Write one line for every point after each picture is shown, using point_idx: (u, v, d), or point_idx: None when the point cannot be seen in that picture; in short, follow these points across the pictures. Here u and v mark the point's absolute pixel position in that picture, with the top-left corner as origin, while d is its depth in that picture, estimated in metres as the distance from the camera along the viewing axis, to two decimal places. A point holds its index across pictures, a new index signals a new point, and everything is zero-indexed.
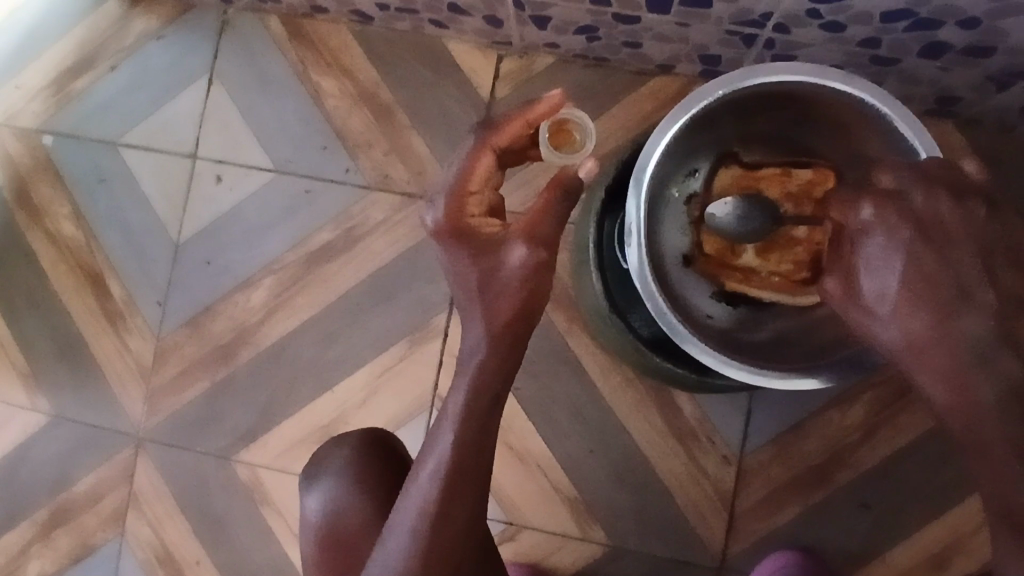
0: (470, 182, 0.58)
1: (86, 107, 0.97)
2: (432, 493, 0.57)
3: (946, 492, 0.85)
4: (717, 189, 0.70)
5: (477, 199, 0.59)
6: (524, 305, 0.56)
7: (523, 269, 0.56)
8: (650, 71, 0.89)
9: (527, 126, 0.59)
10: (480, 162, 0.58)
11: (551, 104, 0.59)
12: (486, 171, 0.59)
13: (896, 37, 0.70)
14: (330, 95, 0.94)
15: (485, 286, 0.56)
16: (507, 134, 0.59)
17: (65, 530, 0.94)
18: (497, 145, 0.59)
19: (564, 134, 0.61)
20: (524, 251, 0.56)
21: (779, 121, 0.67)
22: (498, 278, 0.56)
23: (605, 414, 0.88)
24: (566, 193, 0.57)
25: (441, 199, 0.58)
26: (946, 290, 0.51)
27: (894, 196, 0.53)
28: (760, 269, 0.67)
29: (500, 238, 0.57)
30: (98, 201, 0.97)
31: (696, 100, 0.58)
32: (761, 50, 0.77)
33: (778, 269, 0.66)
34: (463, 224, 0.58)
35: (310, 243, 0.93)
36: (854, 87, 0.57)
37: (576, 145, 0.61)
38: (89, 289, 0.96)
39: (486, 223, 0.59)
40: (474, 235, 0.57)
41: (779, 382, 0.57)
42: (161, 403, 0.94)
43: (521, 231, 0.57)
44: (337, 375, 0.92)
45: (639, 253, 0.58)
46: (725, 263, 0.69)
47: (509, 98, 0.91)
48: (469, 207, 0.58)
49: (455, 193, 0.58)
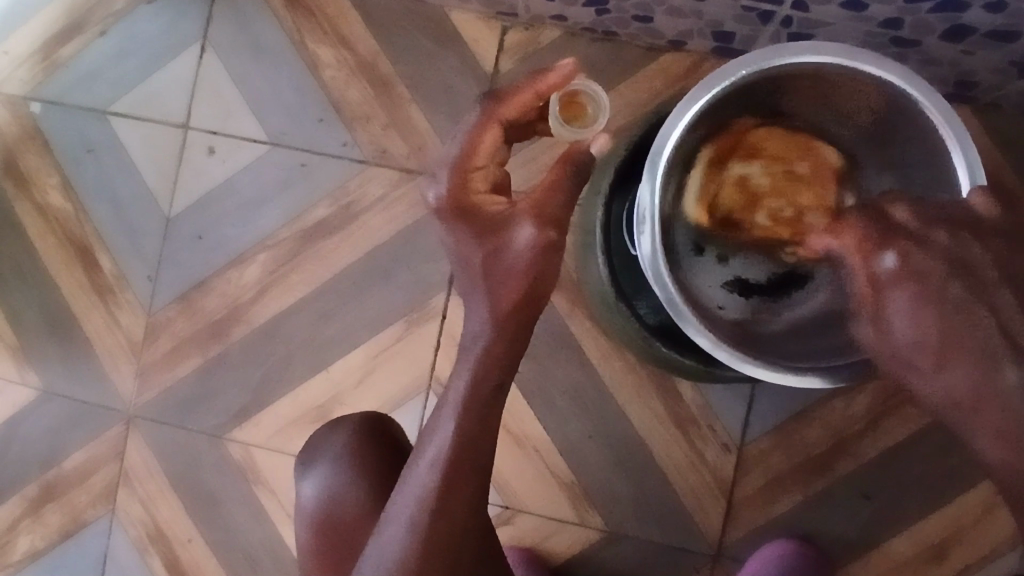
0: (475, 157, 0.55)
1: (75, 74, 0.94)
2: (431, 485, 0.55)
3: (948, 484, 0.84)
4: (814, 143, 0.67)
5: (482, 175, 0.55)
6: (531, 290, 0.53)
7: (531, 249, 0.52)
8: (661, 47, 0.85)
9: (537, 97, 0.55)
10: (485, 136, 0.55)
11: (562, 74, 0.55)
12: (492, 145, 0.55)
13: (919, 18, 0.67)
14: (327, 65, 0.90)
15: (490, 268, 0.53)
16: (515, 106, 0.55)
17: (56, 506, 0.93)
18: (504, 117, 0.55)
19: (576, 106, 0.59)
20: (531, 231, 0.52)
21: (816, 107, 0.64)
22: (504, 258, 0.53)
23: (605, 398, 0.87)
24: (576, 169, 0.54)
25: (445, 173, 0.55)
26: (978, 340, 0.49)
27: (920, 243, 0.51)
28: (725, 181, 0.65)
29: (506, 216, 0.53)
30: (87, 172, 0.94)
31: (717, 80, 0.54)
32: (778, 28, 0.74)
33: (723, 191, 0.65)
34: (466, 201, 0.54)
35: (305, 219, 0.90)
36: (884, 71, 0.54)
37: (587, 119, 0.59)
38: (78, 262, 0.93)
39: (491, 200, 0.55)
40: (480, 214, 0.54)
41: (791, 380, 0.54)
42: (153, 379, 0.92)
43: (528, 209, 0.53)
44: (333, 355, 0.90)
45: (651, 241, 0.55)
46: (728, 154, 0.65)
47: (514, 72, 0.88)
48: (475, 183, 0.55)
49: (460, 168, 0.55)
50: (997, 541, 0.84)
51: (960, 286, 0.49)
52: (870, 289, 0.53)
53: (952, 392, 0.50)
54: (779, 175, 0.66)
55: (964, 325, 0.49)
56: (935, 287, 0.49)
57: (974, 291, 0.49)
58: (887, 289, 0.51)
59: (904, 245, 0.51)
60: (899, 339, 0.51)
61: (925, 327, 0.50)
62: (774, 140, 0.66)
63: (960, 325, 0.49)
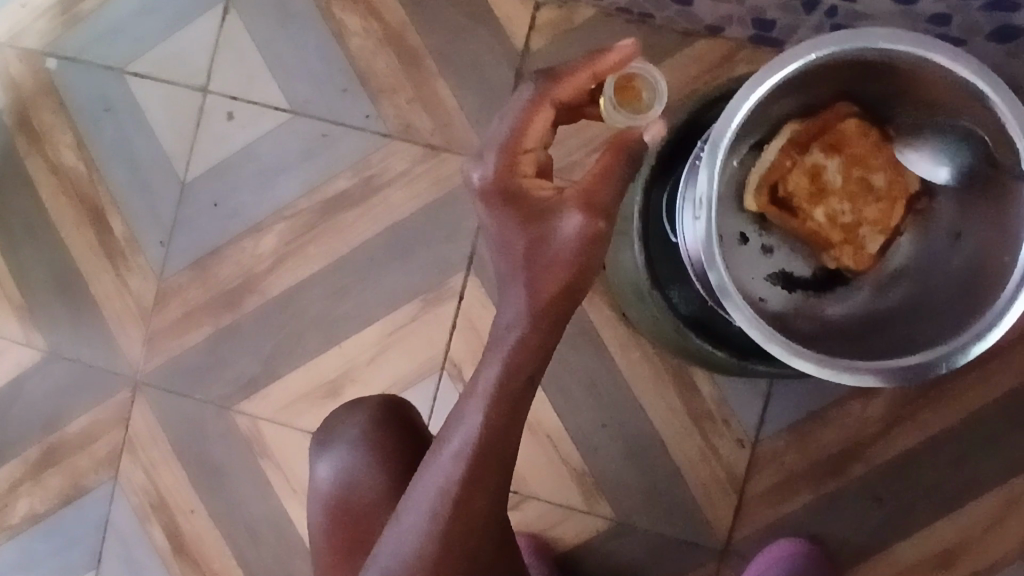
0: (525, 139, 0.52)
1: (94, 31, 0.91)
2: (454, 476, 0.54)
3: (959, 492, 0.83)
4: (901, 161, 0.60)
5: (530, 158, 0.53)
6: (573, 280, 0.51)
7: (578, 239, 0.50)
8: (697, 33, 0.83)
9: (593, 78, 0.53)
10: (538, 117, 0.52)
11: (621, 54, 0.53)
12: (543, 128, 0.53)
13: (969, 16, 0.65)
14: (354, 34, 0.88)
15: (532, 257, 0.51)
16: (571, 86, 0.53)
17: (57, 470, 0.91)
18: (557, 98, 0.53)
19: (631, 90, 0.57)
20: (580, 219, 0.50)
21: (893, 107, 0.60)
22: (547, 248, 0.51)
23: (620, 388, 0.86)
24: (629, 157, 0.52)
25: (491, 154, 0.52)
26: None
27: None
28: (801, 162, 0.60)
29: (554, 203, 0.51)
30: (103, 131, 0.91)
31: (788, 61, 0.51)
32: (822, 19, 0.72)
33: (795, 175, 0.60)
34: (512, 186, 0.52)
35: (324, 191, 0.88)
36: (959, 65, 0.50)
37: (641, 105, 0.57)
38: (90, 223, 0.91)
39: (539, 185, 0.52)
40: (527, 200, 0.52)
41: (843, 378, 0.51)
42: (161, 345, 0.90)
43: (578, 197, 0.51)
44: (345, 331, 0.88)
45: (707, 227, 0.52)
46: (814, 138, 0.60)
47: (545, 51, 0.85)
48: (522, 167, 0.52)
49: (508, 149, 0.52)
50: (1004, 551, 0.83)
51: None
52: None
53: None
54: (854, 178, 0.60)
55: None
56: None
57: None
58: None
59: None
60: None
61: None
62: (868, 141, 0.60)
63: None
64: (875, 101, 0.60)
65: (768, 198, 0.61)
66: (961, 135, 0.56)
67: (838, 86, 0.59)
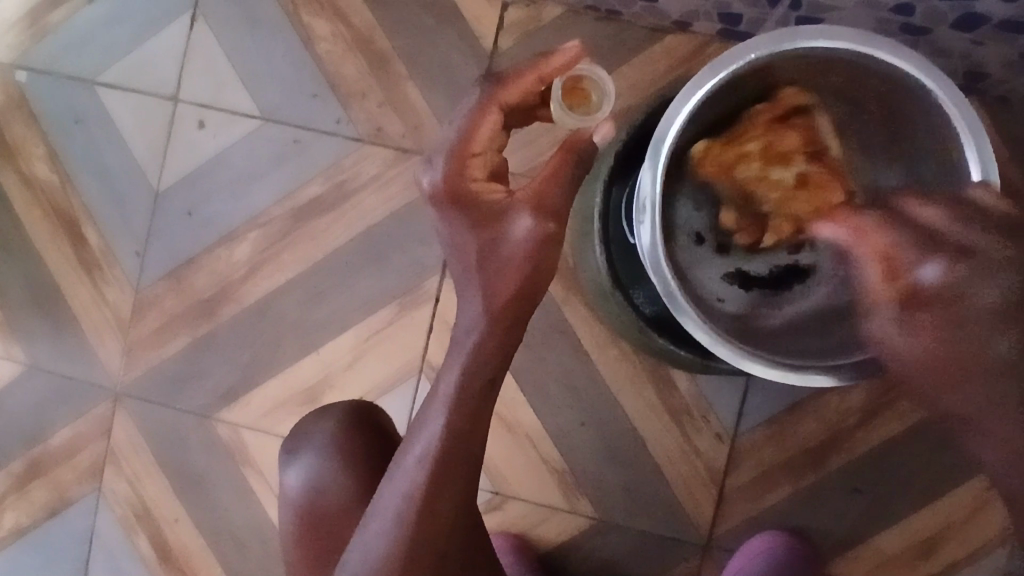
0: (474, 142, 0.52)
1: (62, 43, 0.91)
2: (419, 481, 0.54)
3: (938, 481, 0.83)
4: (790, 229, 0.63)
5: (480, 162, 0.52)
6: (527, 282, 0.50)
7: (529, 241, 0.50)
8: (665, 28, 0.83)
9: (540, 81, 0.53)
10: (485, 119, 0.52)
11: (568, 57, 0.53)
12: (491, 130, 0.52)
13: (930, 5, 0.64)
14: (321, 39, 0.88)
15: (484, 261, 0.51)
16: (518, 90, 0.52)
17: (41, 483, 0.92)
18: (505, 101, 0.52)
19: (580, 92, 0.57)
20: (530, 222, 0.50)
21: (844, 102, 0.60)
22: (500, 251, 0.50)
23: (598, 386, 0.86)
24: (579, 157, 0.52)
25: (441, 159, 0.52)
26: (958, 358, 0.49)
27: (958, 249, 0.49)
28: (800, 142, 0.62)
29: (504, 207, 0.51)
30: (74, 144, 0.91)
31: (727, 62, 0.51)
32: (786, 11, 0.71)
33: (790, 133, 0.61)
34: (462, 190, 0.51)
35: (296, 197, 0.88)
36: (899, 59, 0.50)
37: (591, 106, 0.57)
38: (64, 236, 0.92)
39: (489, 188, 0.52)
40: (477, 204, 0.51)
41: (817, 379, 0.53)
42: (140, 357, 0.91)
43: (528, 199, 0.51)
44: (322, 337, 0.88)
45: (652, 232, 0.52)
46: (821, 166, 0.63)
47: (514, 50, 0.85)
48: (472, 171, 0.52)
49: (456, 153, 0.51)
50: (984, 540, 0.83)
51: (970, 297, 0.48)
52: (903, 292, 0.51)
53: (969, 407, 0.50)
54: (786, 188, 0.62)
55: (976, 343, 0.48)
56: (969, 290, 0.48)
57: (995, 305, 0.47)
58: (926, 295, 0.50)
59: (946, 255, 0.49)
60: (914, 342, 0.51)
61: (936, 341, 0.50)
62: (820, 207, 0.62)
63: (969, 342, 0.49)
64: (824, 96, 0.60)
65: (791, 106, 0.60)
66: (906, 128, 0.56)
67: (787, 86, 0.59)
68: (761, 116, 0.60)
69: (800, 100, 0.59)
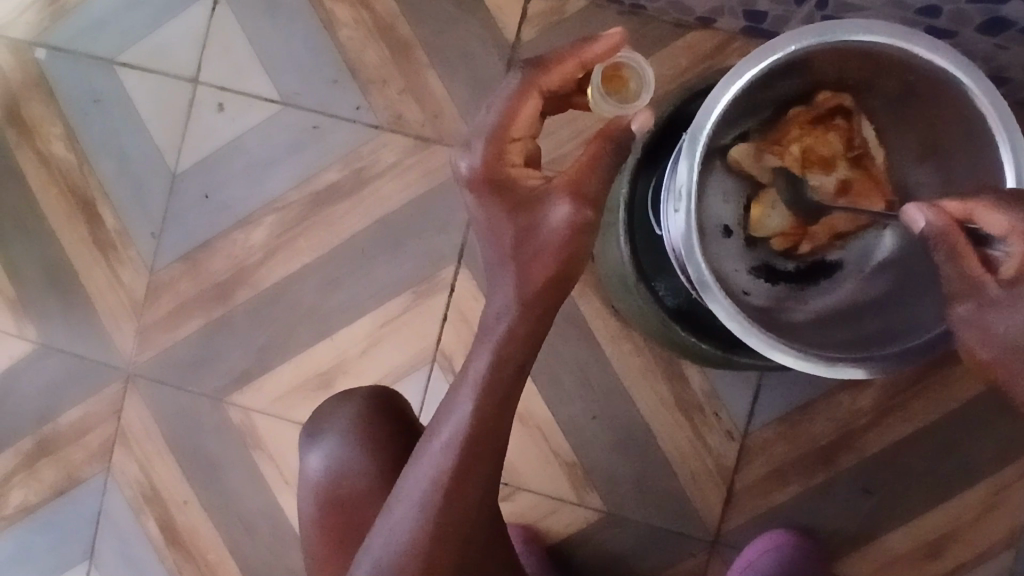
0: (513, 128, 0.52)
1: (83, 22, 0.91)
2: (446, 466, 0.54)
3: (947, 483, 0.84)
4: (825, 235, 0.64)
5: (519, 147, 0.53)
6: (563, 267, 0.51)
7: (566, 228, 0.50)
8: (689, 24, 0.83)
9: (580, 67, 0.53)
10: (524, 104, 0.52)
11: (609, 43, 0.52)
12: (530, 116, 0.52)
13: (957, 8, 0.64)
14: (344, 25, 0.88)
15: (521, 245, 0.51)
16: (558, 75, 0.52)
17: (50, 462, 0.92)
18: (544, 87, 0.52)
19: (619, 80, 0.56)
20: (568, 209, 0.50)
21: (876, 100, 0.61)
22: (537, 235, 0.51)
23: (611, 380, 0.86)
24: (616, 147, 0.51)
25: (479, 143, 0.52)
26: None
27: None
28: (840, 146, 0.63)
29: (541, 192, 0.52)
30: (93, 123, 0.91)
31: (766, 54, 0.51)
32: (812, 10, 0.71)
33: (829, 135, 0.63)
34: (500, 174, 0.52)
35: (315, 182, 0.88)
36: (937, 55, 0.50)
37: (628, 94, 0.56)
38: (80, 215, 0.91)
39: (527, 174, 0.53)
40: (515, 188, 0.52)
41: (849, 372, 0.52)
42: (153, 338, 0.91)
43: (566, 186, 0.51)
44: (336, 323, 0.88)
45: (687, 220, 0.52)
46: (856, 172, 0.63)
47: (536, 42, 0.85)
48: (511, 156, 0.52)
49: (495, 138, 0.52)
50: (991, 542, 0.83)
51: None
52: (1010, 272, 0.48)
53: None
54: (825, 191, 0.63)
55: None
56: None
57: None
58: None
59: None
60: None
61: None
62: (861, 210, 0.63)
63: None
64: (857, 89, 0.60)
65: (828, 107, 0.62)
66: (941, 126, 0.56)
67: (823, 78, 0.59)
68: (800, 117, 0.63)
69: (839, 99, 0.61)
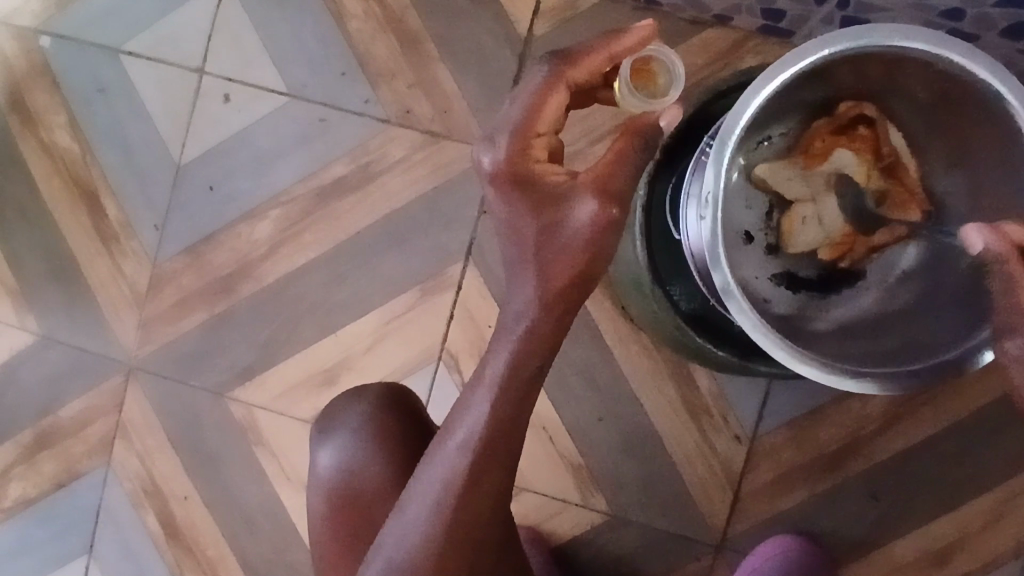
0: (540, 122, 0.50)
1: (88, 9, 0.89)
2: (460, 468, 0.54)
3: (955, 491, 0.83)
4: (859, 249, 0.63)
5: (543, 142, 0.51)
6: (586, 267, 0.50)
7: (591, 227, 0.49)
8: (704, 21, 0.81)
9: (609, 60, 0.52)
10: (552, 98, 0.50)
11: (639, 37, 0.52)
12: (556, 110, 0.51)
13: (982, 11, 0.62)
14: (353, 16, 0.86)
15: (544, 243, 0.50)
16: (588, 68, 0.51)
17: (50, 455, 0.91)
18: (572, 80, 0.51)
19: (647, 74, 0.55)
20: (593, 207, 0.49)
21: (903, 105, 0.59)
22: (560, 233, 0.50)
23: (619, 382, 0.85)
24: (644, 143, 0.50)
25: (503, 138, 0.50)
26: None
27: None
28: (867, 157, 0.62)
29: (566, 189, 0.50)
30: (97, 113, 0.90)
31: (798, 58, 0.50)
32: (832, 9, 0.70)
33: (852, 146, 0.62)
34: (525, 170, 0.50)
35: (322, 176, 0.87)
36: (975, 63, 0.49)
37: (657, 89, 0.55)
38: (83, 206, 0.90)
39: (552, 170, 0.50)
40: (539, 184, 0.50)
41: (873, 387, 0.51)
42: (155, 331, 0.90)
43: (592, 182, 0.49)
44: (341, 320, 0.87)
45: (712, 227, 0.51)
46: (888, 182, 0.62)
47: (548, 37, 0.84)
48: (535, 151, 0.50)
49: (520, 132, 0.50)
50: (998, 552, 0.82)
51: None
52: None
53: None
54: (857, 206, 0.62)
55: None
56: None
57: None
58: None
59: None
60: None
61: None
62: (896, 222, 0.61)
63: None
64: (886, 95, 0.59)
65: (850, 117, 0.61)
66: (975, 135, 0.55)
67: (854, 83, 0.58)
68: (822, 129, 0.62)
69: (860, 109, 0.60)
